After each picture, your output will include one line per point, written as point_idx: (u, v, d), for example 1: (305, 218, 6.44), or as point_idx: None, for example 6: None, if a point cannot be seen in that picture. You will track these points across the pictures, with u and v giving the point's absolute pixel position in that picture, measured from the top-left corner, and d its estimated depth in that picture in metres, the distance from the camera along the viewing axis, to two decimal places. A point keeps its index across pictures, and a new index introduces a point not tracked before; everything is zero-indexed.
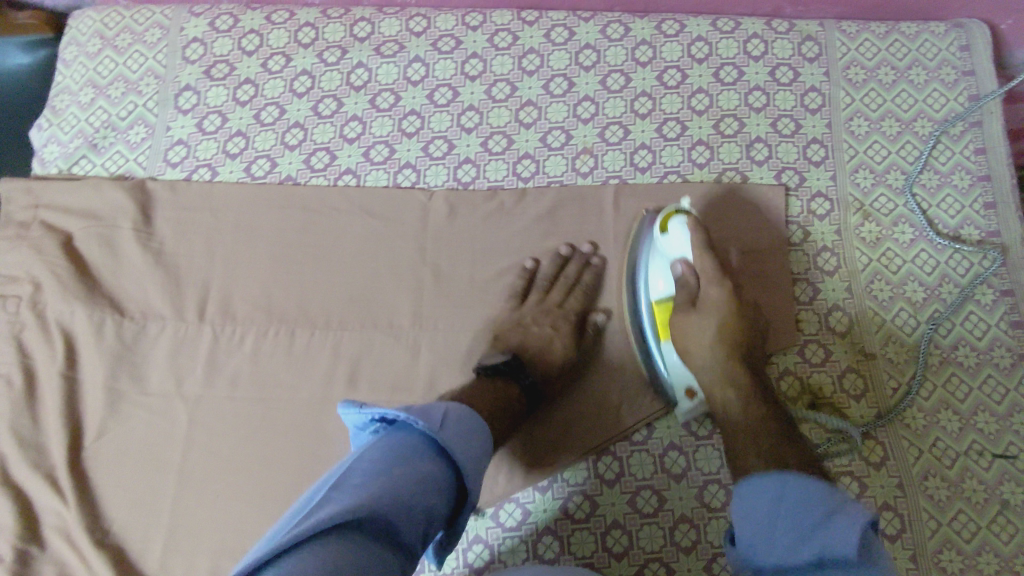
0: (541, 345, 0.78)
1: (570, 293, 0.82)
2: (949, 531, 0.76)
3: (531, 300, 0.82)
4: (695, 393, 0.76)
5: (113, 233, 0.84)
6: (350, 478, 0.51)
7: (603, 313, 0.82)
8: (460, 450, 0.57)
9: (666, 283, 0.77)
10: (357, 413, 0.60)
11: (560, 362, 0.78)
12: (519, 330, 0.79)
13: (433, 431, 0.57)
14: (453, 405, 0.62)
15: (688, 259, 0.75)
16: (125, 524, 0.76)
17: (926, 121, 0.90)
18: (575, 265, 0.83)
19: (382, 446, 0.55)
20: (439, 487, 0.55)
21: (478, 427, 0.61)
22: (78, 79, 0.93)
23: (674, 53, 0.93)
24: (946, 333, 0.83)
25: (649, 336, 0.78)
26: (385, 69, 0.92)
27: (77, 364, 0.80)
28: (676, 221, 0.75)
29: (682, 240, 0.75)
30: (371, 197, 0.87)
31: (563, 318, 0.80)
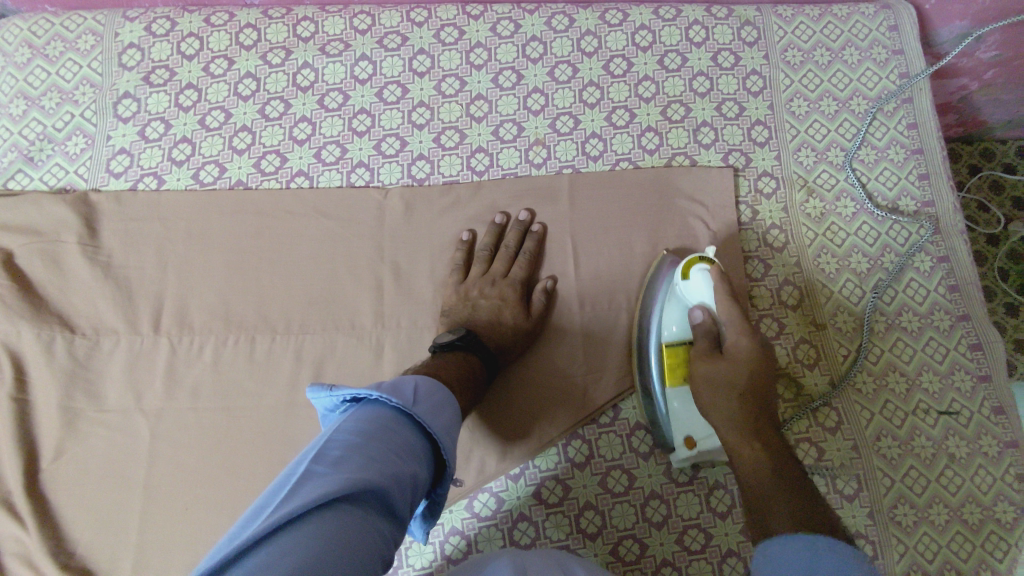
0: (490, 314, 0.79)
1: (512, 262, 0.84)
2: (902, 487, 0.80)
3: (474, 272, 0.83)
4: (696, 442, 0.74)
5: (58, 247, 0.82)
6: (335, 451, 0.49)
7: (550, 279, 0.84)
8: (435, 421, 0.58)
9: (678, 325, 0.76)
10: (328, 395, 0.59)
11: (511, 326, 0.79)
12: (469, 304, 0.80)
13: (408, 405, 0.57)
14: (423, 379, 0.61)
15: (707, 307, 0.75)
16: (90, 546, 0.73)
17: (861, 99, 0.94)
18: (514, 231, 0.85)
19: (360, 418, 0.54)
20: (418, 456, 0.55)
21: (447, 398, 0.62)
22: (8, 91, 0.89)
23: (619, 42, 0.95)
24: (889, 300, 0.87)
25: (656, 378, 0.76)
26: (332, 68, 0.91)
27: (27, 387, 0.77)
28: (697, 268, 0.76)
29: (701, 285, 0.75)
30: (325, 198, 0.86)
31: (508, 286, 0.82)
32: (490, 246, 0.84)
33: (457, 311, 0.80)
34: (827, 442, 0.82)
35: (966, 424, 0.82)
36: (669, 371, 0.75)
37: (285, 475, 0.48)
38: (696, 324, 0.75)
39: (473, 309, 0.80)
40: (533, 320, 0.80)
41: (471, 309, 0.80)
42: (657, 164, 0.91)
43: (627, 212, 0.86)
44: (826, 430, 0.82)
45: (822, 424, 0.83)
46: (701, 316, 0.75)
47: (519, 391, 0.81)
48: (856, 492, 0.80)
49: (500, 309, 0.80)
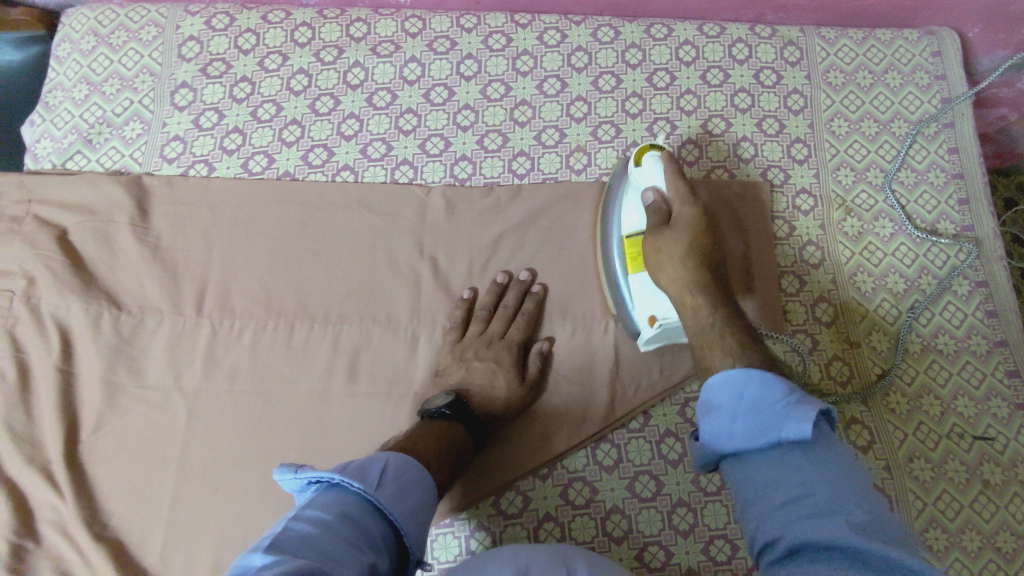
0: (484, 378, 0.78)
1: (510, 323, 0.83)
2: (934, 511, 0.79)
3: (472, 331, 0.82)
4: (659, 318, 0.75)
5: (110, 227, 0.84)
6: (293, 543, 0.49)
7: (548, 341, 0.82)
8: (399, 506, 0.58)
9: (637, 211, 0.77)
10: (293, 476, 0.58)
11: (504, 392, 0.78)
12: (463, 365, 0.79)
13: (371, 490, 0.57)
14: (393, 458, 0.63)
15: (660, 189, 0.75)
16: (123, 519, 0.74)
17: (902, 122, 0.95)
18: (514, 292, 0.83)
19: (321, 506, 0.54)
20: (378, 546, 0.55)
21: (418, 475, 0.62)
22: (72, 76, 0.93)
23: (662, 56, 0.96)
24: (925, 322, 0.87)
25: (620, 265, 0.78)
26: (381, 68, 0.94)
27: (73, 359, 0.79)
28: (648, 156, 0.75)
29: (653, 171, 0.75)
30: (368, 192, 0.88)
31: (505, 349, 0.80)
32: (490, 305, 0.83)
33: (450, 371, 0.79)
34: (859, 460, 0.81)
35: (1001, 450, 0.81)
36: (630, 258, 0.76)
37: (240, 565, 0.47)
38: (648, 206, 0.74)
39: (467, 371, 0.79)
40: (527, 387, 0.79)
41: (465, 370, 0.79)
42: (695, 175, 0.92)
43: None
44: (859, 449, 0.81)
45: (855, 441, 0.82)
46: (652, 197, 0.75)
47: (550, 391, 0.81)
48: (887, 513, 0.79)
49: (494, 373, 0.78)
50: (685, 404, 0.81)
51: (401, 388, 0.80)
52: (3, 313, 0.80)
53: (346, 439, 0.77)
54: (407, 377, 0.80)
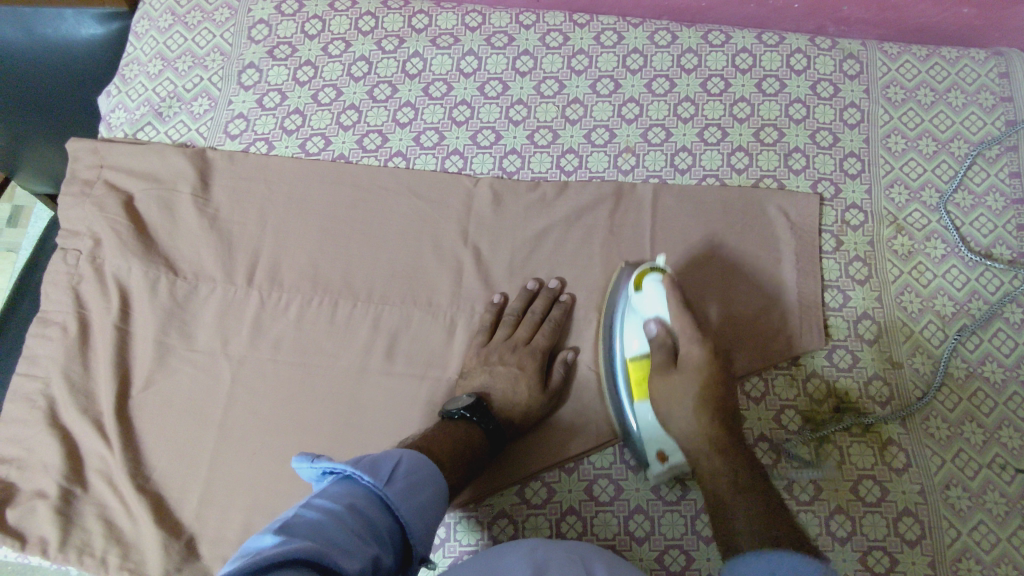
0: (506, 383, 0.78)
1: (537, 330, 0.83)
2: (968, 541, 0.76)
3: (498, 335, 0.82)
4: (667, 456, 0.74)
5: (172, 196, 0.88)
6: (301, 526, 0.50)
7: (572, 352, 0.83)
8: (408, 502, 0.59)
9: (640, 341, 0.76)
10: (310, 466, 0.59)
11: (525, 399, 0.78)
12: (486, 369, 0.80)
13: (381, 486, 0.58)
14: (407, 454, 0.63)
15: (662, 319, 0.74)
16: (165, 473, 0.78)
17: (962, 142, 0.93)
18: (542, 300, 0.83)
19: (331, 496, 0.55)
20: (383, 540, 0.55)
21: (430, 474, 0.63)
22: (148, 51, 0.97)
23: (719, 62, 0.96)
24: (972, 348, 0.84)
25: (626, 393, 0.77)
26: (439, 60, 0.96)
27: (130, 318, 0.83)
28: (650, 279, 0.75)
29: (654, 298, 0.74)
30: (418, 178, 0.90)
31: (530, 355, 0.80)
32: (518, 310, 0.83)
33: (473, 373, 0.80)
34: (893, 482, 0.79)
35: None
36: (634, 383, 0.75)
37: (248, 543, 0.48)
38: (652, 337, 0.74)
39: (489, 375, 0.79)
40: (548, 395, 0.79)
41: (488, 374, 0.79)
42: (744, 183, 0.91)
43: (701, 226, 0.88)
44: (893, 471, 0.80)
45: (889, 463, 0.80)
46: (656, 328, 0.75)
47: (582, 386, 0.82)
48: (918, 538, 0.77)
49: (517, 379, 0.79)
50: None
51: (436, 370, 0.82)
52: (69, 269, 0.85)
53: (381, 416, 0.79)
54: (443, 360, 0.82)
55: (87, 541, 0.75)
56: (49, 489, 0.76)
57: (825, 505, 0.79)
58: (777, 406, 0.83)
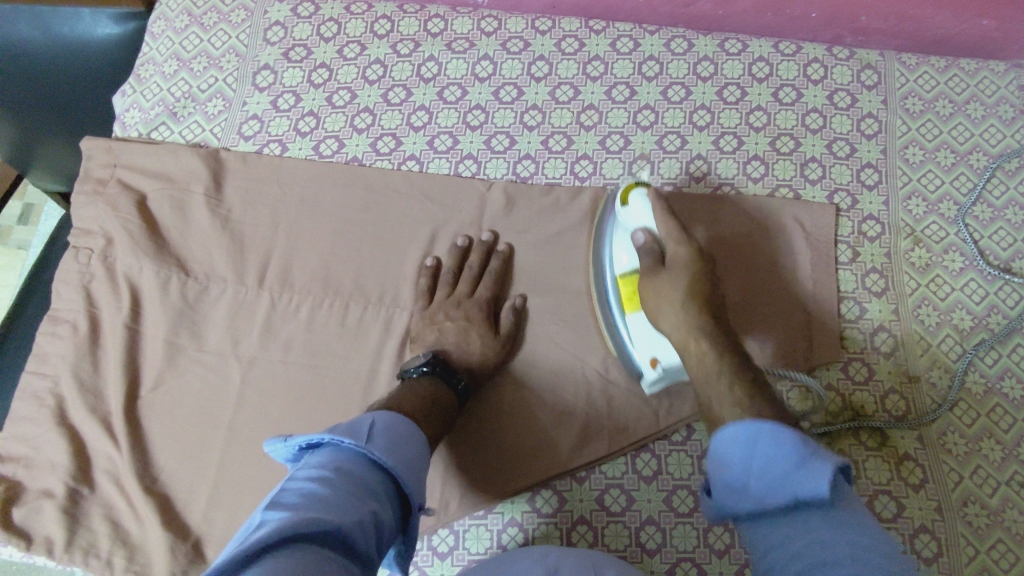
0: (459, 337, 0.79)
1: (477, 283, 0.84)
2: (986, 559, 0.75)
3: (440, 294, 0.83)
4: (660, 363, 0.74)
5: (185, 195, 0.87)
6: (291, 498, 0.48)
7: (520, 299, 0.84)
8: (394, 455, 0.57)
9: (629, 252, 0.76)
10: (284, 445, 0.57)
11: (479, 349, 0.79)
12: (435, 327, 0.81)
13: (363, 444, 0.56)
14: (379, 415, 0.62)
15: (650, 229, 0.74)
16: (172, 475, 0.77)
17: (981, 154, 0.92)
18: (476, 253, 0.85)
19: (314, 465, 0.53)
20: (379, 496, 0.54)
21: (407, 428, 0.62)
22: (163, 51, 0.97)
23: (735, 71, 0.95)
24: (991, 363, 0.83)
25: (616, 306, 0.78)
26: (454, 64, 0.96)
27: (140, 318, 0.83)
28: (636, 193, 0.75)
29: (642, 211, 0.74)
30: (432, 182, 0.89)
31: (475, 306, 0.82)
32: (454, 268, 0.85)
33: (423, 334, 0.81)
34: (909, 498, 0.78)
35: None
36: (627, 298, 0.76)
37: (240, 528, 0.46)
38: (639, 246, 0.74)
39: (440, 333, 0.80)
40: (503, 342, 0.80)
41: (437, 332, 0.80)
42: (760, 192, 0.91)
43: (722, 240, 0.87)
44: (909, 487, 0.78)
45: (906, 478, 0.79)
46: (643, 238, 0.74)
47: (596, 395, 0.80)
48: (935, 556, 0.75)
49: (467, 330, 0.80)
50: None
51: None
52: (81, 267, 0.84)
53: None
54: None
55: (94, 542, 0.74)
56: (56, 488, 0.76)
57: None
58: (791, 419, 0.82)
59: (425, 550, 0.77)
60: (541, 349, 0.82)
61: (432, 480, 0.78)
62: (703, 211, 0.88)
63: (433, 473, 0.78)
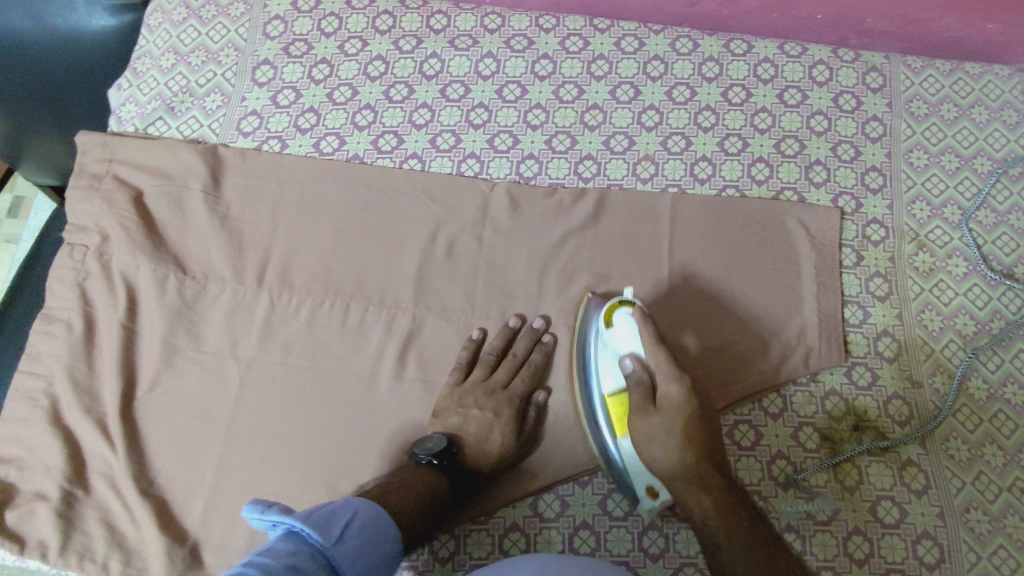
0: (479, 434, 0.76)
1: (517, 373, 0.80)
2: (988, 565, 0.75)
3: (475, 376, 0.79)
4: (656, 493, 0.72)
5: (182, 193, 0.85)
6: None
7: (546, 391, 0.80)
8: (356, 571, 0.56)
9: (616, 375, 0.74)
10: (257, 517, 0.55)
11: (498, 447, 0.76)
12: (462, 411, 0.77)
13: (333, 548, 0.55)
14: (364, 507, 0.60)
15: (638, 354, 0.72)
16: (169, 478, 0.76)
17: (985, 159, 0.92)
18: (525, 341, 0.81)
19: (279, 552, 0.51)
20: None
21: (388, 533, 0.60)
22: (160, 44, 0.96)
23: (741, 72, 0.95)
24: (994, 368, 0.83)
25: (607, 430, 0.74)
26: (457, 61, 0.94)
27: (136, 317, 0.81)
28: (619, 314, 0.74)
29: (626, 332, 0.73)
30: (434, 181, 0.88)
31: (507, 402, 0.78)
32: (498, 350, 0.81)
33: (449, 413, 0.77)
34: (911, 504, 0.78)
35: None
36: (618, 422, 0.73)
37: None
38: (628, 373, 0.72)
39: (463, 418, 0.77)
40: (521, 443, 0.77)
41: (463, 419, 0.77)
42: (764, 195, 0.90)
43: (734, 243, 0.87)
44: (912, 493, 0.78)
45: (908, 484, 0.79)
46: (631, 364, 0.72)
47: None
48: (938, 562, 0.75)
49: (490, 428, 0.76)
50: (734, 427, 0.81)
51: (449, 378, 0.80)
52: (76, 265, 0.83)
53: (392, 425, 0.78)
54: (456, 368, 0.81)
55: (89, 546, 0.73)
56: (50, 491, 0.74)
57: (842, 526, 0.77)
58: (795, 423, 0.81)
59: (425, 555, 0.76)
60: (543, 353, 0.81)
61: None
62: (689, 316, 0.83)
63: None
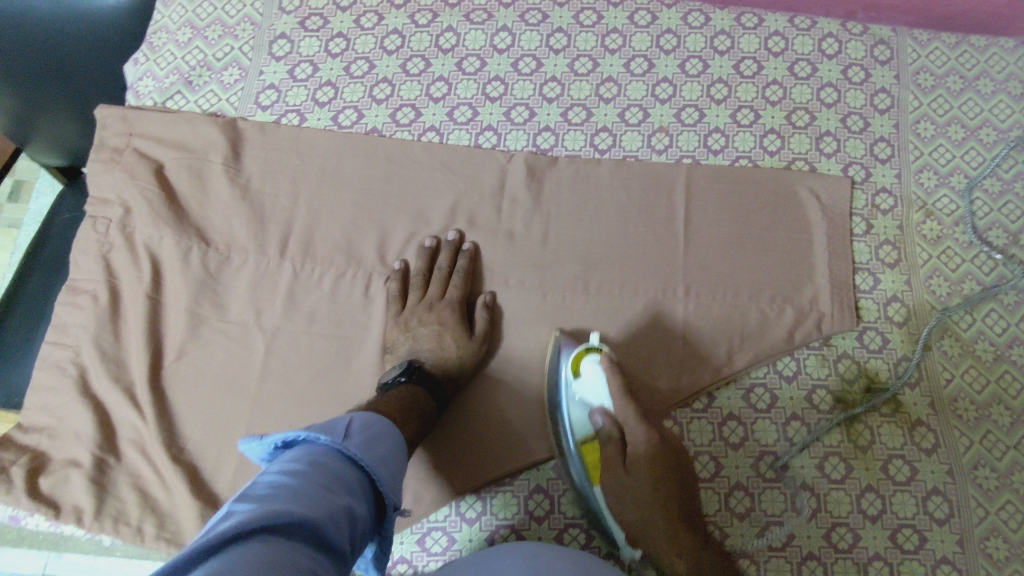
0: (432, 342, 0.79)
1: (447, 283, 0.83)
2: (996, 519, 0.78)
3: (411, 299, 0.82)
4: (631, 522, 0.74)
5: (203, 165, 0.86)
6: (261, 488, 0.48)
7: (489, 294, 0.83)
8: (370, 453, 0.57)
9: (583, 426, 0.76)
10: (258, 446, 0.56)
11: (454, 351, 0.78)
12: (409, 335, 0.80)
13: (339, 441, 0.56)
14: (356, 416, 0.62)
15: (606, 409, 0.75)
16: (200, 444, 0.77)
17: (990, 129, 0.94)
18: (444, 253, 0.84)
19: (287, 459, 0.53)
20: (356, 491, 0.53)
21: (383, 430, 0.62)
22: (176, 19, 0.96)
23: (751, 45, 0.96)
24: (1001, 332, 0.85)
25: (579, 473, 0.76)
26: (473, 35, 0.95)
27: (161, 287, 0.82)
28: (588, 362, 0.76)
29: (595, 380, 0.76)
30: (452, 153, 0.89)
31: (447, 308, 0.81)
32: (424, 270, 0.83)
33: (398, 344, 0.80)
34: (921, 462, 0.80)
35: None
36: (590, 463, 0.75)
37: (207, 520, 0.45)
38: (598, 427, 0.75)
39: (413, 340, 0.79)
40: (477, 343, 0.79)
41: (412, 339, 0.79)
42: (776, 165, 0.92)
43: (766, 207, 0.89)
44: (922, 451, 0.81)
45: (918, 444, 0.81)
46: (600, 419, 0.75)
47: None
48: (947, 517, 0.78)
49: (440, 335, 0.79)
50: (749, 390, 0.83)
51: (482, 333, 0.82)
52: (99, 237, 0.83)
53: None
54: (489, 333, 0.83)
55: (123, 510, 0.74)
56: (82, 458, 0.75)
57: (855, 483, 0.80)
58: (809, 386, 0.83)
59: (451, 515, 0.78)
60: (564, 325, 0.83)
61: (453, 449, 0.79)
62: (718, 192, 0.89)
63: (454, 441, 0.79)
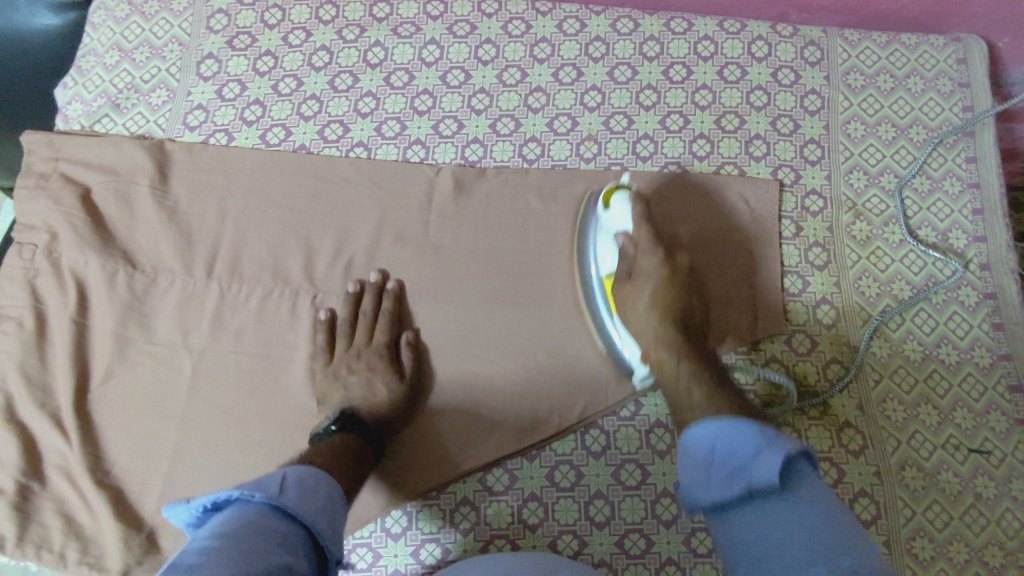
0: (362, 389, 0.78)
1: (373, 328, 0.82)
2: (922, 520, 0.78)
3: (338, 348, 0.81)
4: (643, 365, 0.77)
5: (130, 188, 0.86)
6: (191, 557, 0.46)
7: (413, 332, 0.83)
8: (307, 506, 0.56)
9: (611, 255, 0.79)
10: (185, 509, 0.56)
11: (385, 396, 0.78)
12: (339, 385, 0.78)
13: (274, 496, 0.55)
14: (289, 469, 0.60)
15: (628, 233, 0.78)
16: (125, 468, 0.78)
17: (920, 128, 0.94)
18: (369, 297, 0.83)
19: (219, 522, 0.51)
20: (295, 547, 0.52)
21: (320, 480, 0.60)
22: (104, 42, 0.96)
23: (681, 50, 0.96)
24: (929, 331, 0.86)
25: (604, 308, 0.80)
26: (401, 49, 0.96)
27: (87, 312, 0.82)
28: (618, 197, 0.79)
29: (622, 214, 0.78)
30: (380, 168, 0.89)
31: (375, 353, 0.80)
32: (348, 317, 0.82)
33: (329, 393, 0.78)
34: (849, 464, 0.81)
35: (997, 465, 0.80)
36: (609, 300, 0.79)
37: None
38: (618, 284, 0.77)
39: (343, 388, 0.78)
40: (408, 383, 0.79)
41: (342, 387, 0.78)
42: (706, 170, 0.92)
43: (695, 211, 0.89)
44: (849, 453, 0.81)
45: (846, 445, 0.81)
46: (621, 241, 0.78)
47: (547, 370, 0.81)
48: (873, 519, 0.78)
49: (370, 381, 0.78)
50: None
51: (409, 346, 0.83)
52: (25, 263, 0.84)
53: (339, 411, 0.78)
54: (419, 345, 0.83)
55: (46, 536, 0.75)
56: (6, 485, 0.76)
57: None
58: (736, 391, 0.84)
59: (377, 530, 0.78)
60: (492, 336, 0.83)
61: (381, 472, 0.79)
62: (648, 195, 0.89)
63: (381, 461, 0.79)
